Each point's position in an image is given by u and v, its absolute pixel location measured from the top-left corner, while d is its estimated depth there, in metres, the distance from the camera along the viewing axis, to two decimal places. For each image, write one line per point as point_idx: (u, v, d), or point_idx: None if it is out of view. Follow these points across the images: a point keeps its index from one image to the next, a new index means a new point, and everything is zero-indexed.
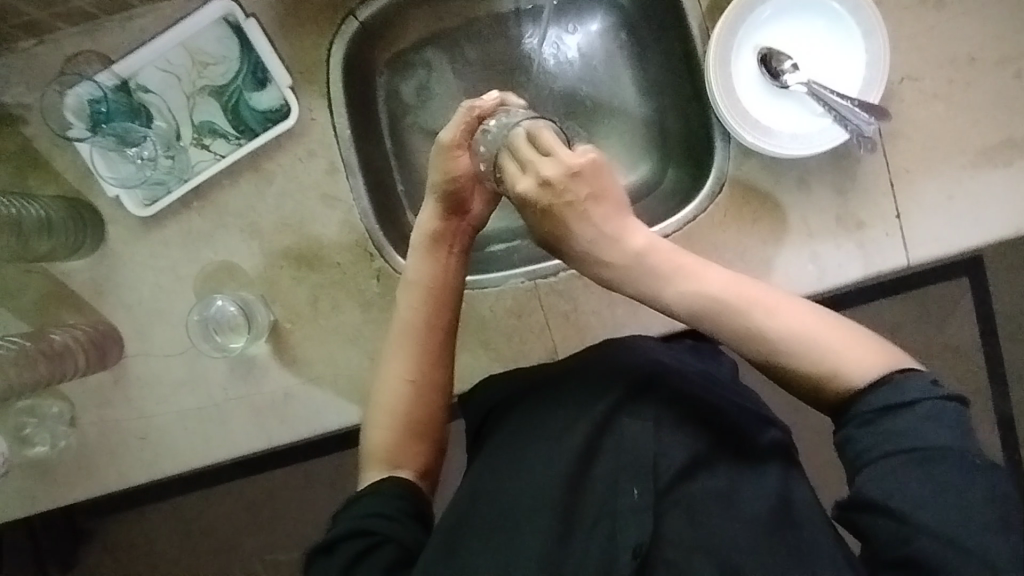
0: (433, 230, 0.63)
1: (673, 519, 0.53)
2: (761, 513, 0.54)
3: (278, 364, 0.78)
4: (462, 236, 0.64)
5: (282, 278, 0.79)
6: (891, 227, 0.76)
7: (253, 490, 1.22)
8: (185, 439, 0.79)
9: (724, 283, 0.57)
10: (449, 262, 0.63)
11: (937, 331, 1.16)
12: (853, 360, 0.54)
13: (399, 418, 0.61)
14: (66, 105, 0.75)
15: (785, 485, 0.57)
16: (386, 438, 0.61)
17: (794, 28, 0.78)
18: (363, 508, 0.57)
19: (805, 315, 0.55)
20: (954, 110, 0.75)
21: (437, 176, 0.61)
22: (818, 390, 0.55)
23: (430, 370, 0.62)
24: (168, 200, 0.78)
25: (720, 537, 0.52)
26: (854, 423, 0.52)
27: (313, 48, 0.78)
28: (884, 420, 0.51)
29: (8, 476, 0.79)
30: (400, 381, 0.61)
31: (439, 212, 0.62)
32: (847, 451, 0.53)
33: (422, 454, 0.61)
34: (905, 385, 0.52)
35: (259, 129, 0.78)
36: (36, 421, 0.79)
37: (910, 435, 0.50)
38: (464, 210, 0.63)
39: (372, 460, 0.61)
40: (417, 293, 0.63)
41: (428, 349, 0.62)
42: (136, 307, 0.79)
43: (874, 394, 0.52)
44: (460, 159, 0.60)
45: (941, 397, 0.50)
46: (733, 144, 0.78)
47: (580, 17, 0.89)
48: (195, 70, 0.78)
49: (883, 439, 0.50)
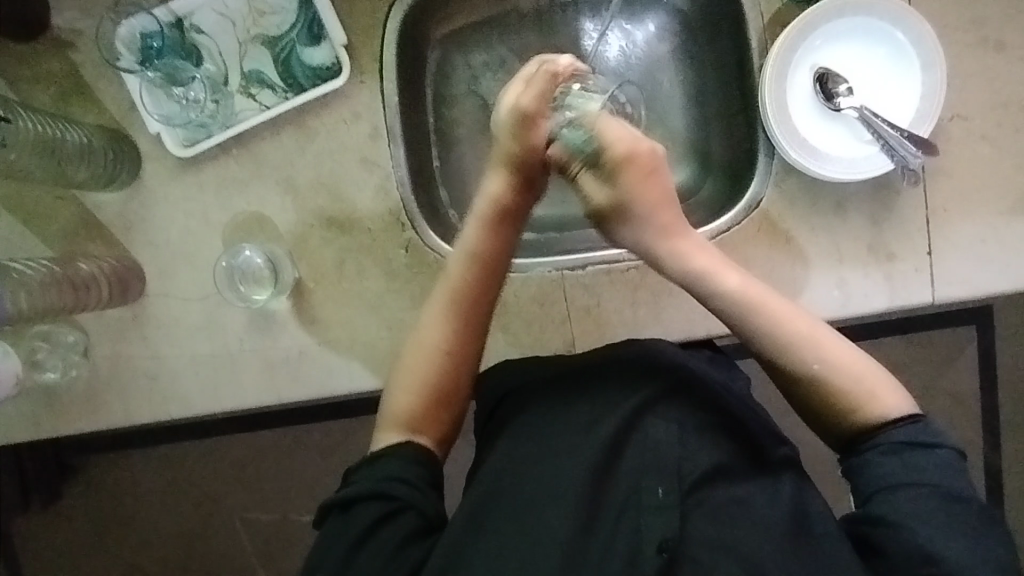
0: (496, 199, 0.66)
1: (698, 521, 0.53)
2: (777, 523, 0.54)
3: (297, 323, 0.78)
4: (520, 210, 0.67)
5: (311, 237, 0.79)
6: (921, 263, 0.76)
7: (245, 447, 1.22)
8: (195, 384, 0.79)
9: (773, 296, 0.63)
10: (505, 237, 0.67)
11: (941, 375, 1.16)
12: (883, 392, 0.58)
13: (431, 387, 0.62)
14: (118, 35, 0.74)
15: (798, 494, 0.57)
16: (411, 404, 0.62)
17: (854, 52, 0.77)
18: (384, 471, 0.57)
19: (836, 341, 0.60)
20: (998, 155, 0.76)
21: (514, 146, 0.66)
22: (851, 415, 0.58)
23: (467, 343, 0.64)
24: (207, 144, 0.77)
25: (739, 538, 0.52)
26: (874, 451, 0.55)
27: (371, 11, 0.78)
28: (906, 454, 0.54)
29: (14, 398, 0.78)
30: (436, 348, 0.63)
31: (506, 182, 0.67)
32: (862, 476, 0.55)
33: (442, 423, 0.63)
34: (919, 427, 0.55)
35: (308, 84, 0.78)
36: (48, 348, 0.77)
37: (931, 471, 0.53)
38: (529, 186, 0.67)
39: (391, 422, 0.62)
40: (467, 262, 0.65)
41: (468, 321, 0.64)
42: (162, 247, 0.78)
43: (894, 431, 0.56)
44: (539, 132, 0.66)
45: (953, 449, 0.55)
46: (777, 160, 0.78)
47: (639, 14, 0.88)
48: (250, 17, 0.77)
49: (905, 469, 0.53)
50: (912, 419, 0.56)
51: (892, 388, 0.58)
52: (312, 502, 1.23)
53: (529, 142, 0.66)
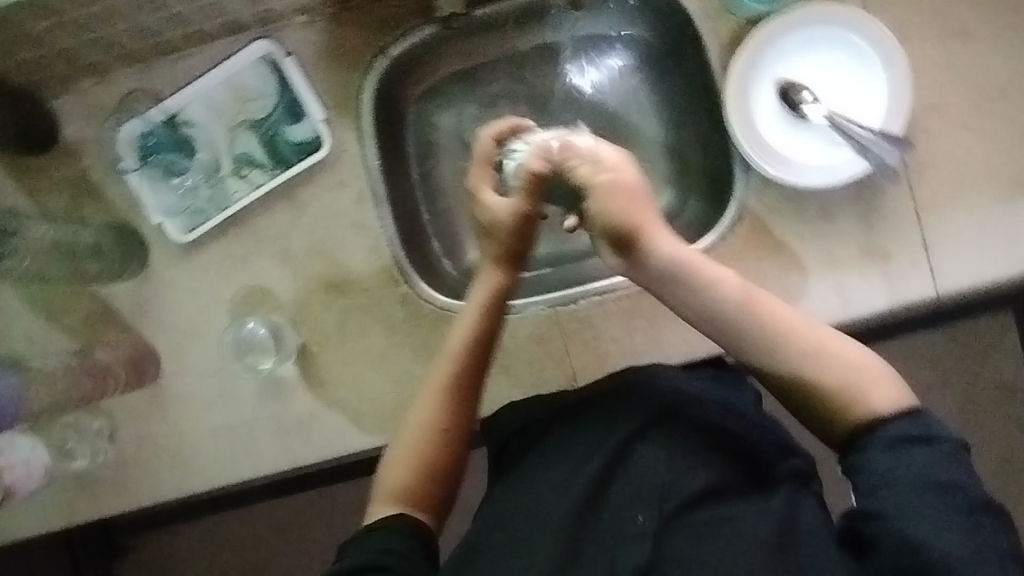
0: (493, 284, 0.65)
1: (676, 543, 0.54)
2: (764, 534, 0.54)
3: (305, 386, 0.81)
4: (510, 292, 0.66)
5: (311, 302, 0.82)
6: (918, 258, 0.75)
7: (281, 512, 1.25)
8: (215, 455, 0.81)
9: (758, 302, 0.59)
10: (494, 316, 0.65)
11: (977, 366, 1.12)
12: (875, 392, 0.55)
13: (425, 464, 0.62)
14: (120, 138, 0.82)
15: (792, 505, 0.57)
16: (405, 478, 0.61)
17: (814, 60, 0.78)
18: (378, 544, 0.57)
19: (832, 341, 0.57)
20: (980, 140, 0.74)
21: (499, 223, 0.64)
22: (838, 417, 0.56)
23: (463, 421, 0.63)
24: (207, 227, 0.82)
25: (720, 557, 0.53)
26: (873, 446, 0.54)
27: (345, 84, 0.82)
28: (905, 447, 0.53)
29: (50, 487, 0.82)
30: (431, 428, 0.62)
31: (496, 265, 0.65)
32: (862, 472, 0.53)
33: (438, 496, 0.62)
34: (919, 421, 0.54)
35: (293, 160, 0.82)
36: (77, 436, 0.82)
37: (928, 466, 0.51)
38: (517, 264, 0.66)
39: (385, 494, 0.61)
40: (467, 348, 0.64)
41: (464, 403, 0.63)
42: (174, 329, 0.83)
43: (894, 425, 0.54)
44: (520, 202, 0.64)
45: (953, 441, 0.53)
46: (754, 174, 0.78)
47: (603, 51, 0.90)
48: (235, 105, 0.82)
49: (903, 463, 0.52)
50: (908, 412, 0.54)
51: (884, 382, 0.56)
52: None
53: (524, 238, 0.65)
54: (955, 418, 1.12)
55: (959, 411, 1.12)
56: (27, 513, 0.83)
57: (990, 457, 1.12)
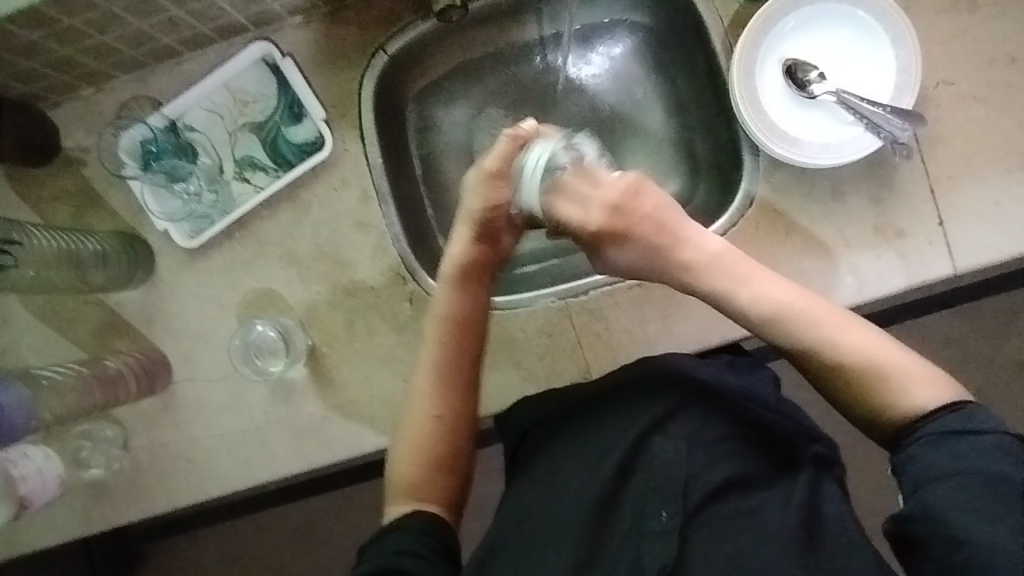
0: (465, 260, 0.66)
1: (701, 540, 0.54)
2: (790, 524, 0.55)
3: (316, 389, 0.80)
4: (489, 267, 0.67)
5: (319, 303, 0.81)
6: (934, 235, 0.73)
7: (297, 515, 1.24)
8: (228, 460, 0.81)
9: (796, 298, 0.60)
10: (478, 296, 0.66)
11: (995, 345, 1.10)
12: (916, 388, 0.55)
13: (428, 453, 0.62)
14: (121, 146, 0.81)
15: (813, 493, 0.57)
16: (411, 471, 0.62)
17: (819, 38, 0.77)
18: (393, 545, 0.56)
19: (872, 343, 0.57)
20: (993, 113, 0.73)
21: (476, 205, 0.65)
22: (881, 415, 0.55)
23: (456, 404, 0.64)
24: (212, 232, 0.81)
25: (750, 554, 0.53)
26: (916, 443, 0.53)
27: (345, 83, 0.82)
28: (949, 442, 0.51)
29: (66, 497, 0.82)
30: (425, 418, 0.63)
31: (471, 239, 0.66)
32: (905, 470, 0.52)
33: (450, 485, 0.62)
34: (965, 415, 0.52)
35: (296, 160, 0.82)
36: (90, 446, 0.81)
37: (977, 460, 0.49)
38: (497, 241, 0.67)
39: (398, 494, 0.62)
40: (445, 328, 0.65)
41: (455, 383, 0.64)
42: (183, 335, 0.82)
43: (938, 420, 0.53)
44: (501, 189, 0.64)
45: (1006, 433, 0.51)
46: (763, 156, 0.77)
47: (603, 39, 0.90)
48: (236, 108, 0.82)
49: (950, 459, 0.50)
50: (954, 407, 0.53)
51: (926, 376, 0.55)
52: None
53: (493, 201, 0.64)
54: (977, 398, 1.10)
55: (978, 391, 1.10)
56: (43, 524, 0.83)
57: None
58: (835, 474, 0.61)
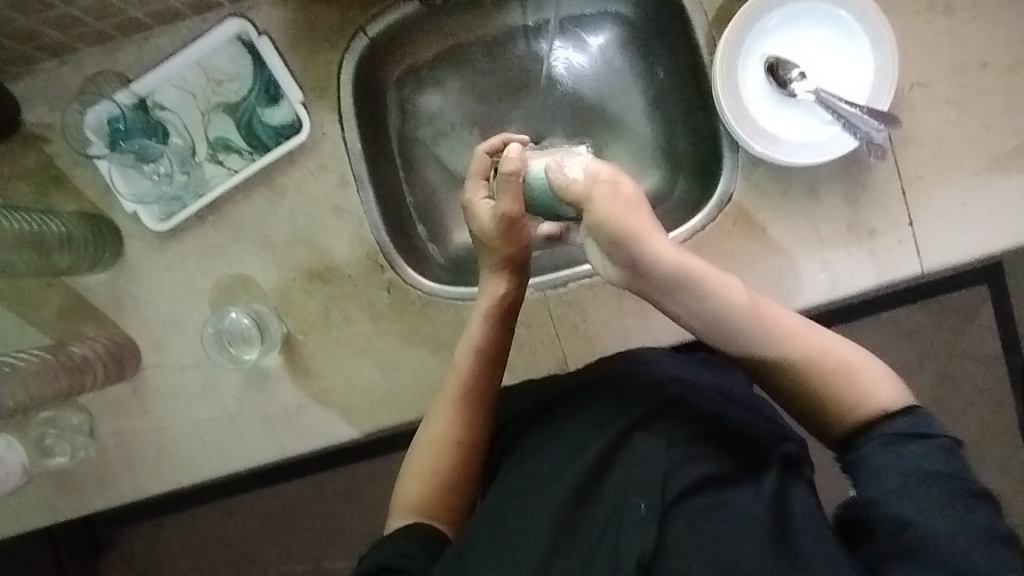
0: (495, 302, 0.64)
1: (675, 533, 0.55)
2: (760, 518, 0.56)
3: (291, 376, 0.79)
4: (518, 306, 0.66)
5: (294, 290, 0.80)
6: (904, 234, 0.75)
7: (269, 501, 1.23)
8: (200, 448, 0.80)
9: (754, 304, 0.58)
10: (503, 336, 0.65)
11: (954, 338, 1.14)
12: (871, 388, 0.57)
13: (439, 474, 0.63)
14: (87, 124, 0.78)
15: (781, 493, 0.58)
16: (421, 491, 0.62)
17: (799, 37, 0.77)
18: (390, 548, 0.59)
19: (814, 337, 0.58)
20: (964, 115, 0.75)
21: (501, 246, 0.62)
22: (839, 411, 0.57)
23: (473, 434, 0.64)
24: (184, 215, 0.79)
25: (722, 545, 0.54)
26: (871, 442, 0.55)
27: (323, 64, 0.80)
28: (902, 442, 0.54)
29: (29, 486, 0.80)
30: (442, 442, 0.63)
31: (504, 284, 0.64)
32: (860, 468, 0.55)
33: (458, 505, 0.63)
34: (915, 419, 0.55)
35: (272, 143, 0.80)
36: (55, 433, 0.79)
37: (925, 461, 0.52)
38: (521, 283, 0.65)
39: (403, 507, 0.62)
40: (474, 361, 0.64)
41: (473, 415, 0.64)
42: (153, 320, 0.80)
43: (892, 422, 0.55)
44: (522, 229, 0.61)
45: (948, 438, 0.54)
46: (742, 153, 0.78)
47: (586, 29, 0.89)
48: (209, 87, 0.80)
49: (899, 458, 0.53)
50: (906, 411, 0.56)
51: (880, 376, 0.58)
52: (342, 547, 1.23)
53: (515, 241, 0.62)
54: (933, 390, 1.15)
55: (937, 383, 1.15)
56: (6, 512, 0.81)
57: (966, 425, 1.15)
58: (805, 475, 0.62)
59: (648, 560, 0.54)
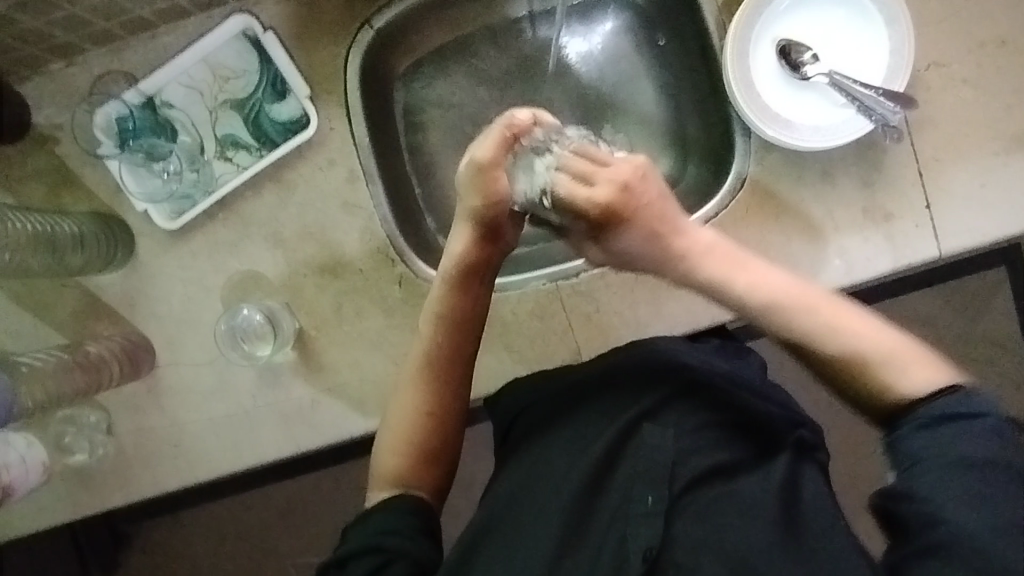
0: (465, 258, 0.62)
1: (684, 523, 0.54)
2: (772, 506, 0.55)
3: (304, 371, 0.79)
4: (489, 263, 0.64)
5: (306, 285, 0.80)
6: (922, 218, 0.74)
7: (286, 494, 1.24)
8: (216, 444, 0.80)
9: (789, 288, 0.59)
10: (477, 296, 0.64)
11: (972, 322, 1.12)
12: (910, 371, 0.54)
13: (417, 444, 0.63)
14: (95, 123, 0.78)
15: (795, 475, 0.58)
16: (399, 462, 0.63)
17: (810, 19, 0.76)
18: (375, 525, 0.58)
19: (870, 329, 0.57)
20: (983, 95, 0.73)
21: (475, 201, 0.59)
22: (877, 395, 0.55)
23: (444, 398, 0.64)
24: (194, 212, 0.79)
25: (728, 534, 0.53)
26: (910, 426, 0.51)
27: (330, 58, 0.79)
28: (942, 427, 0.50)
29: (49, 484, 0.81)
30: (415, 410, 0.64)
31: (471, 239, 0.62)
32: (897, 452, 0.51)
33: (438, 475, 0.64)
34: (960, 399, 0.51)
35: (280, 139, 0.80)
36: (74, 431, 0.80)
37: (973, 444, 0.48)
38: (497, 237, 0.63)
39: (381, 478, 0.63)
40: (441, 327, 0.64)
41: (447, 381, 0.64)
42: (167, 318, 0.81)
43: (934, 403, 0.51)
44: (499, 182, 0.59)
45: (1002, 418, 0.50)
46: (754, 138, 0.77)
47: (594, 15, 0.88)
48: (216, 84, 0.80)
49: (940, 441, 0.49)
50: (951, 390, 0.52)
51: (919, 358, 0.55)
52: None
53: (491, 196, 0.59)
54: None
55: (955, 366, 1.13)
56: (27, 510, 0.82)
57: None
58: (818, 460, 0.62)
59: (655, 553, 0.53)
